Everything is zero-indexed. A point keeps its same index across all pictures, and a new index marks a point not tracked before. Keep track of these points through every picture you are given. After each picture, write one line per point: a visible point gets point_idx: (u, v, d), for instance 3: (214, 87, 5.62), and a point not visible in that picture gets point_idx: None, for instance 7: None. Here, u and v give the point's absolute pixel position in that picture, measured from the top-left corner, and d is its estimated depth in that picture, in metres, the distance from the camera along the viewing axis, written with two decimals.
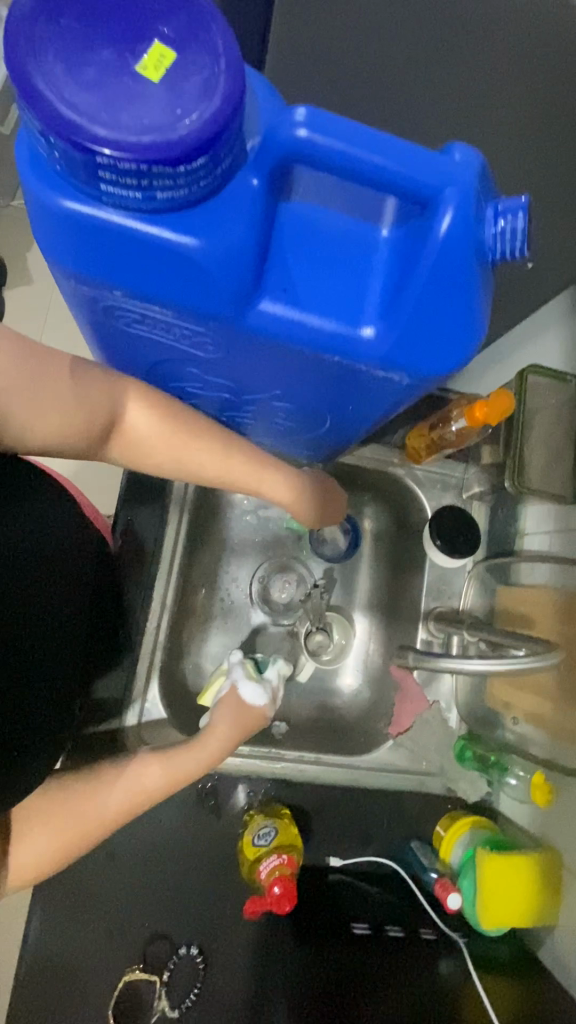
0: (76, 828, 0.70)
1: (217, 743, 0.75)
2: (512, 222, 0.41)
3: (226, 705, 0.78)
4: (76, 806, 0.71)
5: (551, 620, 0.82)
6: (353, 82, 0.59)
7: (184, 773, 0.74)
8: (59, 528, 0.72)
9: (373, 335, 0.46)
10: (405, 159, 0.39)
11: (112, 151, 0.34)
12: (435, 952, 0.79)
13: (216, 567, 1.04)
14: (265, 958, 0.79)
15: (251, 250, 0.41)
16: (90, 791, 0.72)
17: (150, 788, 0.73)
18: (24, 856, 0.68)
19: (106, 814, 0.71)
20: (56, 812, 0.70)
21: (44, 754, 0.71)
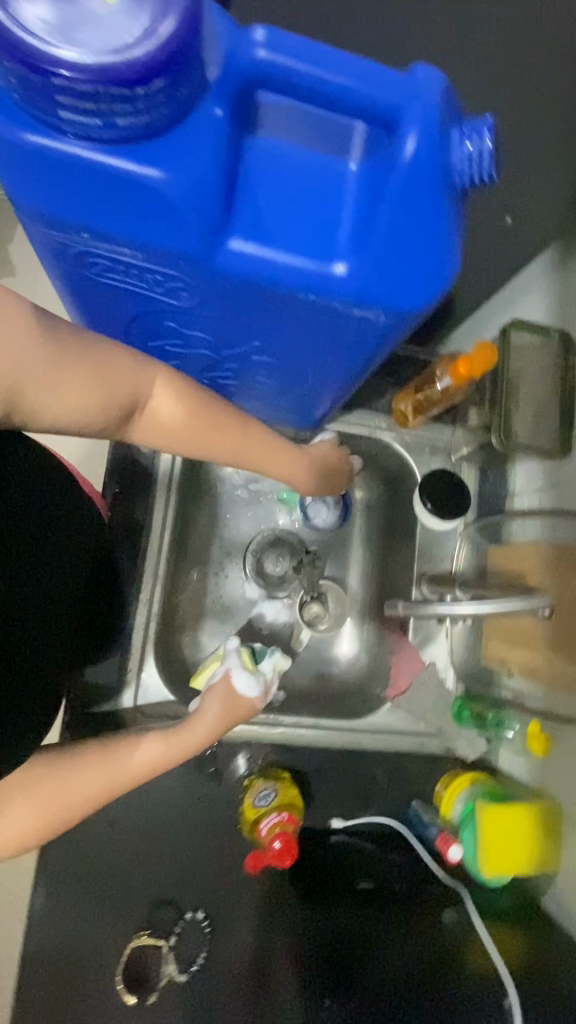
0: (60, 805, 0.68)
1: (206, 724, 0.76)
2: (479, 143, 0.42)
3: (219, 691, 0.79)
4: (70, 782, 0.69)
5: (541, 571, 0.80)
6: None
7: (169, 755, 0.74)
8: (55, 498, 0.70)
9: (346, 269, 0.45)
10: (366, 79, 0.39)
11: (70, 72, 0.35)
12: (438, 905, 0.79)
13: (208, 541, 1.03)
14: (269, 917, 0.80)
15: (218, 180, 0.41)
16: (80, 764, 0.70)
17: (135, 770, 0.72)
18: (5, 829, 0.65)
19: (95, 791, 0.70)
20: (39, 785, 0.67)
21: (37, 726, 0.69)
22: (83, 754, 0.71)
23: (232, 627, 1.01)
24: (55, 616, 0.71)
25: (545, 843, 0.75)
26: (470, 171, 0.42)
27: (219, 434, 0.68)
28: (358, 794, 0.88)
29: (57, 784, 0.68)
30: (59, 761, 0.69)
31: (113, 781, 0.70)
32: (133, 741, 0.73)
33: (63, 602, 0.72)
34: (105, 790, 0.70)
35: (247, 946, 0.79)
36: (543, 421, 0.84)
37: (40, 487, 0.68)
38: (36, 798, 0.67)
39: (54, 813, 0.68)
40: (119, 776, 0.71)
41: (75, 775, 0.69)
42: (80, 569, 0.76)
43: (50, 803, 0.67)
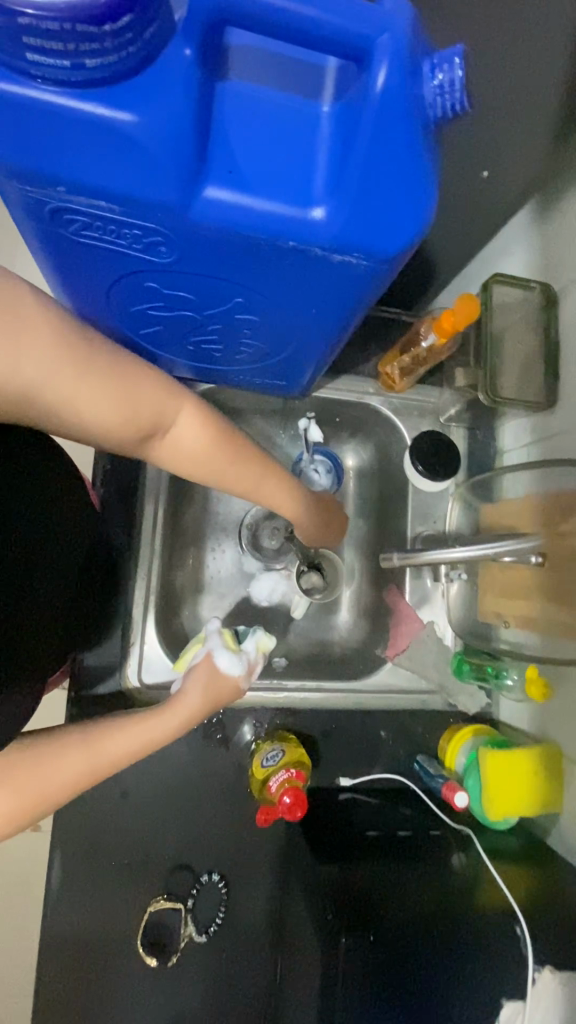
0: (39, 791, 0.63)
1: (188, 706, 0.73)
2: (450, 71, 0.42)
3: (200, 673, 0.75)
4: (50, 765, 0.64)
5: (535, 521, 0.81)
6: None
7: (148, 740, 0.70)
8: (38, 476, 0.69)
9: (324, 213, 0.46)
10: (335, 11, 0.39)
11: (35, 9, 0.34)
12: (446, 850, 0.81)
13: (201, 517, 1.03)
14: (284, 870, 0.84)
15: (191, 123, 0.41)
16: (61, 747, 0.65)
17: (116, 755, 0.68)
18: None
19: (78, 775, 0.65)
20: (25, 769, 0.63)
21: (14, 711, 0.66)
22: (65, 738, 0.66)
23: (231, 600, 1.02)
24: (27, 593, 0.68)
25: (552, 784, 0.77)
26: (442, 104, 0.43)
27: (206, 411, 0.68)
28: (363, 753, 0.90)
29: (41, 766, 0.63)
30: (45, 740, 0.66)
31: (94, 768, 0.66)
32: (113, 726, 0.69)
33: (41, 580, 0.70)
34: (84, 777, 0.66)
35: (263, 904, 0.82)
36: (528, 376, 0.85)
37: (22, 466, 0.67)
38: (20, 786, 0.62)
39: (41, 799, 0.63)
40: (99, 762, 0.67)
41: (55, 758, 0.64)
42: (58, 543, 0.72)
43: (32, 788, 0.63)
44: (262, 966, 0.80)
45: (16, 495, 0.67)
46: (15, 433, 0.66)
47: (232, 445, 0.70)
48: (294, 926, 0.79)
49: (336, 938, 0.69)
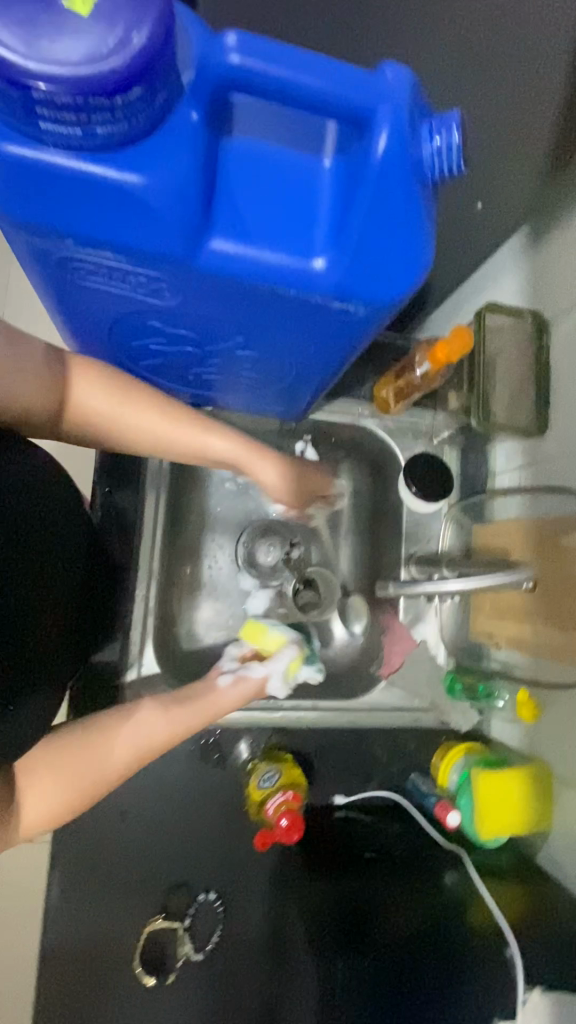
0: (87, 778, 0.68)
1: (222, 699, 0.80)
2: (448, 136, 0.43)
3: (249, 690, 0.81)
4: (92, 752, 0.69)
5: (525, 547, 0.83)
6: None
7: (185, 725, 0.76)
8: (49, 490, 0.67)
9: (324, 265, 0.47)
10: (337, 80, 0.40)
11: (49, 85, 0.35)
12: (439, 869, 0.83)
13: (198, 537, 1.03)
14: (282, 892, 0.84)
15: (196, 182, 0.42)
16: (96, 734, 0.70)
17: (160, 735, 0.73)
18: (34, 807, 0.64)
19: (124, 760, 0.70)
20: (65, 757, 0.67)
21: (27, 730, 0.64)
22: (108, 722, 0.72)
23: (226, 618, 1.02)
24: (43, 605, 0.67)
25: (540, 803, 0.79)
26: (440, 165, 0.44)
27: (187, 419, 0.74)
28: (359, 771, 0.91)
29: (84, 751, 0.68)
30: (75, 736, 0.69)
31: (136, 750, 0.71)
32: (155, 710, 0.74)
33: (56, 593, 0.69)
34: (128, 761, 0.71)
35: (262, 926, 0.82)
36: (520, 402, 0.87)
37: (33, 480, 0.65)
38: (61, 771, 0.67)
39: (81, 789, 0.67)
40: (141, 745, 0.72)
41: (100, 738, 0.70)
42: (73, 556, 0.72)
43: (75, 777, 0.67)
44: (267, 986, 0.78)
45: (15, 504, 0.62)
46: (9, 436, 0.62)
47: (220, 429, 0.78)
48: (290, 944, 0.80)
49: (332, 962, 0.76)
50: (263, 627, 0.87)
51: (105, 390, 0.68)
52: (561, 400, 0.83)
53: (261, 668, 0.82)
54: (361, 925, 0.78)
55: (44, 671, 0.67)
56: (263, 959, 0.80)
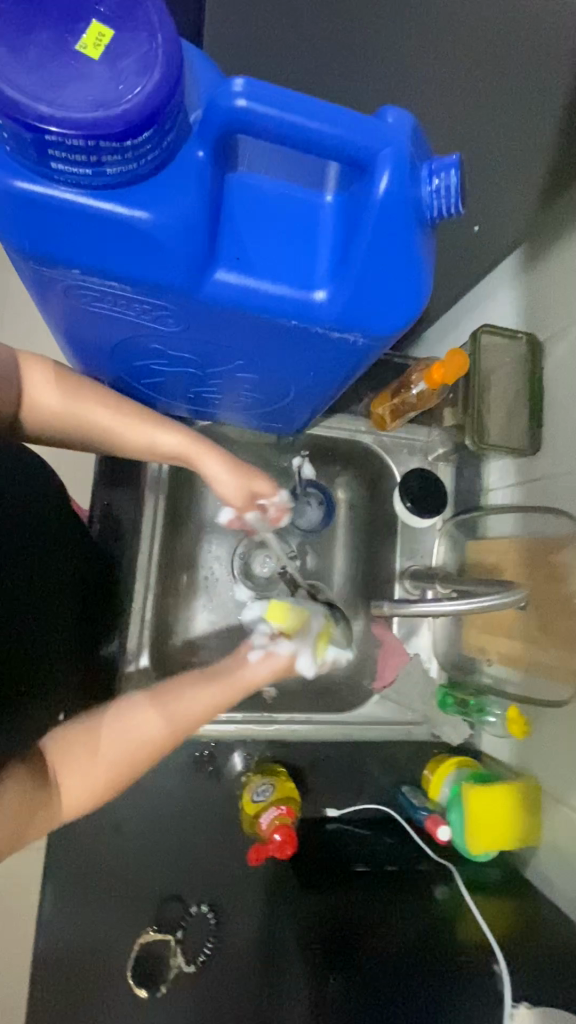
0: (126, 752, 0.64)
1: (253, 674, 0.72)
2: (447, 178, 0.44)
3: (277, 663, 0.73)
4: (127, 724, 0.65)
5: (517, 566, 0.85)
6: None
7: (218, 701, 0.70)
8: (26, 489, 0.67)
9: (325, 297, 0.48)
10: (341, 124, 0.42)
11: (60, 129, 0.36)
12: (430, 881, 0.84)
13: (195, 547, 1.02)
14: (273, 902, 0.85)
15: (202, 219, 0.43)
16: (126, 711, 0.66)
17: (194, 716, 0.68)
18: (71, 782, 0.61)
19: (159, 738, 0.66)
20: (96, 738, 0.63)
21: (30, 713, 0.66)
22: (144, 701, 0.67)
23: (221, 625, 1.02)
24: (33, 595, 0.68)
25: (530, 815, 0.81)
26: (439, 206, 0.45)
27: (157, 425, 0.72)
28: (351, 780, 0.93)
29: (121, 724, 0.65)
30: (108, 716, 0.65)
31: (173, 726, 0.66)
32: (190, 687, 0.69)
33: (45, 582, 0.70)
34: (162, 740, 0.66)
35: (251, 934, 0.84)
36: (514, 421, 0.89)
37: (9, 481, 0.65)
38: (97, 749, 0.63)
39: (116, 770, 0.63)
40: (177, 725, 0.66)
41: (134, 718, 0.65)
42: (57, 553, 0.73)
43: (112, 753, 0.63)
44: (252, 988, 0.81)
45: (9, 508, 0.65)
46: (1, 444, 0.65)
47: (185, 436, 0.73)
48: (280, 958, 0.80)
49: (324, 977, 0.73)
50: (288, 610, 0.74)
51: (106, 408, 0.68)
52: (554, 422, 0.85)
53: (291, 644, 0.74)
54: (345, 939, 0.77)
55: (45, 656, 0.70)
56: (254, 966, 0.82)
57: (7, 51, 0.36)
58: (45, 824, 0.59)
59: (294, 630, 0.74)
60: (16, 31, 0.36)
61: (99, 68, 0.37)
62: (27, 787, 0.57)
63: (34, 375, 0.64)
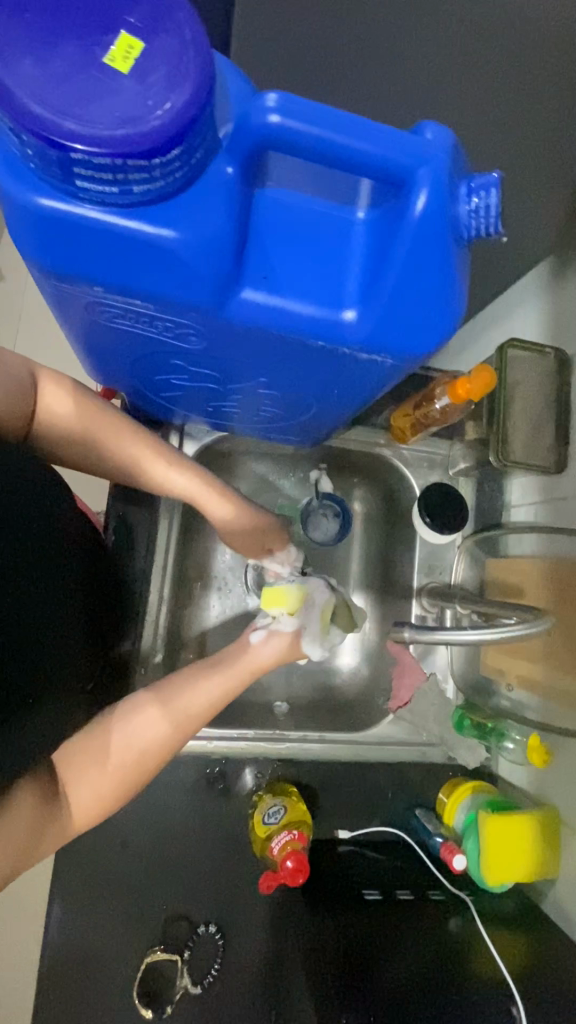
0: (134, 759, 0.62)
1: (258, 658, 0.70)
2: (486, 197, 0.42)
3: (282, 640, 0.72)
4: (135, 731, 0.63)
5: (540, 589, 0.83)
6: (331, 62, 0.61)
7: (222, 694, 0.67)
8: (37, 491, 0.63)
9: (354, 317, 0.46)
10: (378, 141, 0.40)
11: (87, 146, 0.35)
12: (445, 912, 0.82)
13: (208, 555, 1.00)
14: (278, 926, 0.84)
15: (229, 237, 0.42)
16: (133, 718, 0.64)
17: (196, 711, 0.65)
18: (81, 793, 0.60)
19: (164, 737, 0.63)
20: (104, 748, 0.62)
21: (50, 721, 0.61)
22: (146, 702, 0.65)
23: (233, 638, 0.99)
24: (50, 601, 0.63)
25: (548, 852, 0.79)
26: (477, 225, 0.43)
27: (164, 455, 0.70)
28: (363, 806, 0.91)
29: (127, 733, 0.63)
30: (112, 719, 0.64)
31: (176, 724, 0.64)
32: (190, 684, 0.67)
33: (60, 583, 0.65)
34: (168, 740, 0.63)
35: (257, 960, 0.82)
36: (539, 438, 0.86)
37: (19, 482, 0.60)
38: (107, 760, 0.61)
39: (121, 770, 0.61)
40: (181, 723, 0.64)
41: (136, 718, 0.63)
42: (70, 551, 0.68)
43: (121, 762, 0.62)
44: (258, 1003, 0.81)
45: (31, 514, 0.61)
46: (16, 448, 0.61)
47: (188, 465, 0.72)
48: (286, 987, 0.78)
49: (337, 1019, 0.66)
50: (283, 591, 0.73)
51: (122, 423, 0.67)
52: None
53: (292, 620, 0.73)
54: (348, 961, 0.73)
55: (66, 660, 0.65)
56: (259, 989, 0.81)
57: (35, 64, 0.35)
58: (58, 836, 0.58)
59: (295, 608, 0.73)
60: (45, 43, 0.35)
61: (129, 82, 0.36)
62: (36, 797, 0.56)
63: (52, 391, 0.63)
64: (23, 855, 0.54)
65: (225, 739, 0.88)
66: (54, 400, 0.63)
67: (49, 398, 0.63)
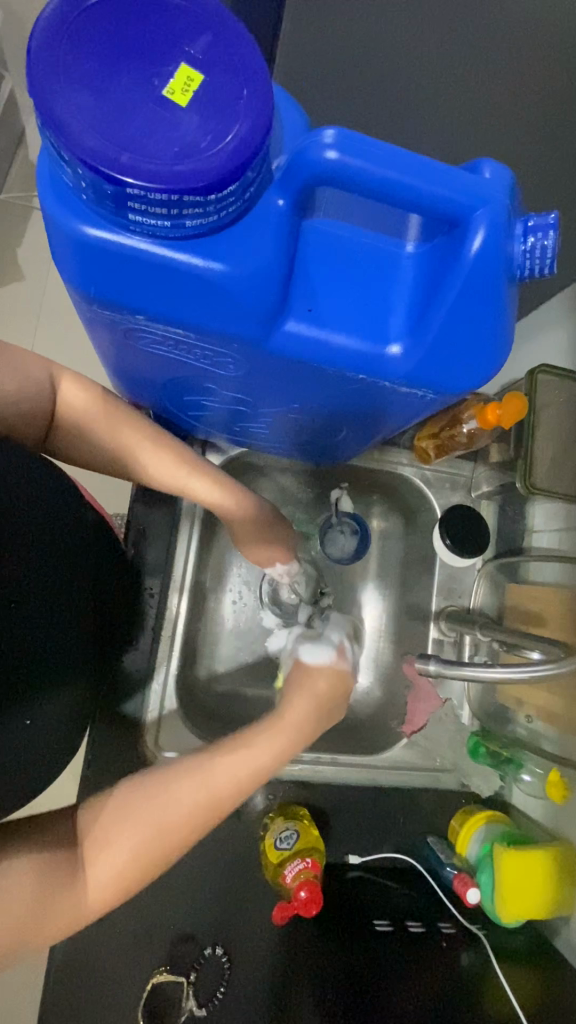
0: (155, 825, 0.55)
1: (294, 717, 0.65)
2: (543, 238, 0.41)
3: (296, 681, 0.69)
4: (162, 796, 0.56)
5: (564, 621, 0.81)
6: (374, 79, 0.59)
7: (262, 765, 0.60)
8: (40, 508, 0.58)
9: (399, 351, 0.45)
10: (436, 179, 0.38)
11: (142, 183, 0.34)
12: (454, 948, 0.80)
13: (225, 565, 0.98)
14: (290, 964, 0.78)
15: (278, 271, 0.41)
16: (157, 783, 0.57)
17: (233, 787, 0.58)
18: (103, 869, 0.54)
19: (195, 810, 0.56)
20: (126, 818, 0.55)
21: (49, 747, 0.58)
22: (171, 777, 0.57)
23: (246, 654, 0.97)
24: (65, 619, 0.60)
25: (564, 885, 0.78)
26: (531, 267, 0.43)
27: (187, 464, 0.67)
28: (375, 830, 0.88)
29: (147, 803, 0.56)
30: (140, 784, 0.57)
31: (212, 795, 0.57)
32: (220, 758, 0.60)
33: (66, 605, 0.60)
34: (199, 819, 0.56)
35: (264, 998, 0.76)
36: (565, 465, 0.84)
37: (17, 499, 0.56)
38: (129, 827, 0.55)
39: (146, 846, 0.55)
40: (217, 794, 0.58)
41: (170, 790, 0.57)
42: (81, 571, 0.63)
43: (142, 829, 0.55)
44: None
45: (47, 537, 0.59)
46: (37, 465, 0.59)
47: (207, 473, 0.68)
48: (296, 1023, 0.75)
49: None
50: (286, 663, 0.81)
51: (148, 438, 0.65)
52: None
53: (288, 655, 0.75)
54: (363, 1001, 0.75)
55: (74, 680, 0.61)
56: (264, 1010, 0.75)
57: (95, 101, 0.35)
58: (69, 911, 0.52)
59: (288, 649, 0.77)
60: (106, 80, 0.35)
61: (187, 120, 0.36)
62: (42, 872, 0.52)
63: (74, 397, 0.61)
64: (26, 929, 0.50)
65: None
66: (79, 407, 0.62)
67: (72, 407, 0.62)
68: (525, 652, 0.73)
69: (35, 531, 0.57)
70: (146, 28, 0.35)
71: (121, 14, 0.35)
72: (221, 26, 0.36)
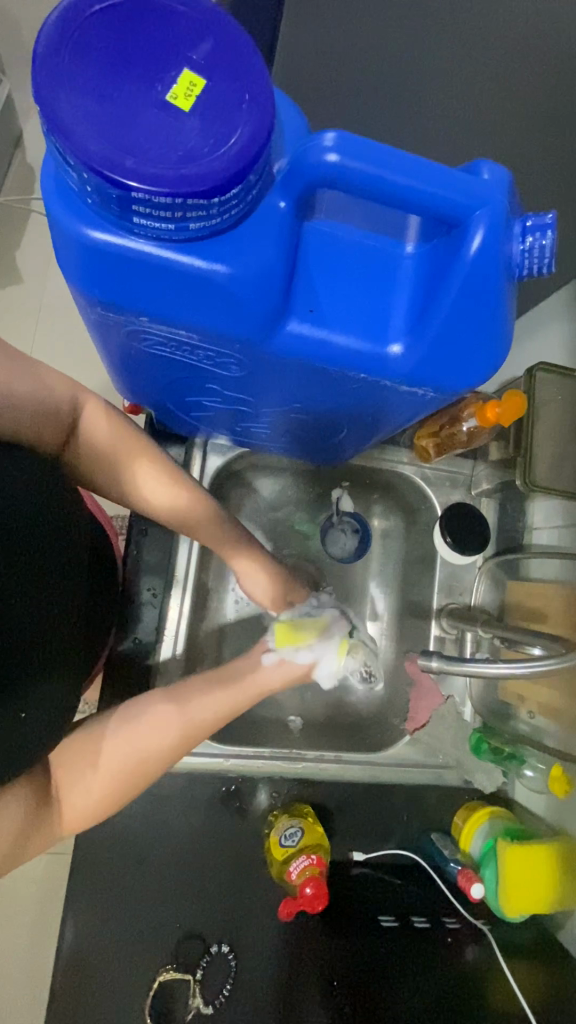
0: (126, 757, 0.64)
1: (263, 677, 0.75)
2: (540, 238, 0.42)
3: (291, 670, 0.76)
4: (133, 731, 0.65)
5: (564, 617, 0.82)
6: (367, 77, 0.60)
7: (227, 709, 0.72)
8: (43, 501, 0.59)
9: (400, 350, 0.46)
10: (435, 179, 0.39)
11: (146, 187, 0.35)
12: (460, 942, 0.81)
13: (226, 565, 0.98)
14: (297, 965, 0.79)
15: (280, 271, 0.41)
16: (131, 722, 0.66)
17: (204, 719, 0.69)
18: (75, 797, 0.62)
19: (168, 742, 0.67)
20: (91, 749, 0.64)
21: (47, 739, 0.59)
22: (152, 708, 0.68)
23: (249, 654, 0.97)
24: (63, 616, 0.61)
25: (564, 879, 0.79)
26: (529, 267, 0.43)
27: (194, 495, 0.71)
28: (378, 828, 0.88)
29: (123, 735, 0.65)
30: (108, 722, 0.66)
31: (186, 721, 0.68)
32: (200, 692, 0.71)
33: (63, 593, 0.61)
34: (173, 744, 0.67)
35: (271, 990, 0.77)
36: (564, 462, 0.84)
37: (25, 498, 0.56)
38: (102, 764, 0.63)
39: (117, 772, 0.64)
40: (190, 722, 0.68)
41: (138, 723, 0.66)
42: (76, 557, 0.64)
43: (115, 758, 0.64)
44: None
45: (51, 535, 0.59)
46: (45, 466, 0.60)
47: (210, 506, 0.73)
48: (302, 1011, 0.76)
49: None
50: (298, 626, 0.77)
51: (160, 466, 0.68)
52: None
53: (308, 656, 0.76)
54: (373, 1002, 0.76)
55: (66, 673, 0.62)
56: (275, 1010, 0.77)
57: (99, 106, 0.35)
58: (46, 837, 0.60)
59: (310, 639, 0.77)
60: (109, 84, 0.35)
61: (189, 124, 0.36)
62: None
63: (92, 420, 0.64)
64: (10, 856, 0.57)
65: (242, 757, 0.87)
66: (95, 431, 0.64)
67: (87, 428, 0.64)
68: (526, 648, 0.74)
69: (41, 530, 0.58)
70: (148, 34, 0.36)
71: (124, 20, 0.35)
72: (221, 30, 0.36)
